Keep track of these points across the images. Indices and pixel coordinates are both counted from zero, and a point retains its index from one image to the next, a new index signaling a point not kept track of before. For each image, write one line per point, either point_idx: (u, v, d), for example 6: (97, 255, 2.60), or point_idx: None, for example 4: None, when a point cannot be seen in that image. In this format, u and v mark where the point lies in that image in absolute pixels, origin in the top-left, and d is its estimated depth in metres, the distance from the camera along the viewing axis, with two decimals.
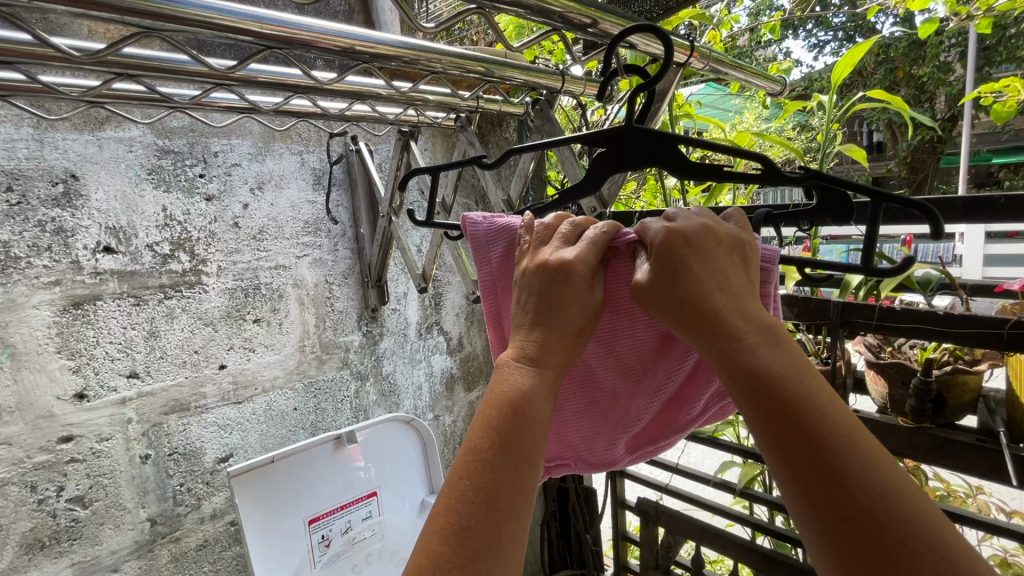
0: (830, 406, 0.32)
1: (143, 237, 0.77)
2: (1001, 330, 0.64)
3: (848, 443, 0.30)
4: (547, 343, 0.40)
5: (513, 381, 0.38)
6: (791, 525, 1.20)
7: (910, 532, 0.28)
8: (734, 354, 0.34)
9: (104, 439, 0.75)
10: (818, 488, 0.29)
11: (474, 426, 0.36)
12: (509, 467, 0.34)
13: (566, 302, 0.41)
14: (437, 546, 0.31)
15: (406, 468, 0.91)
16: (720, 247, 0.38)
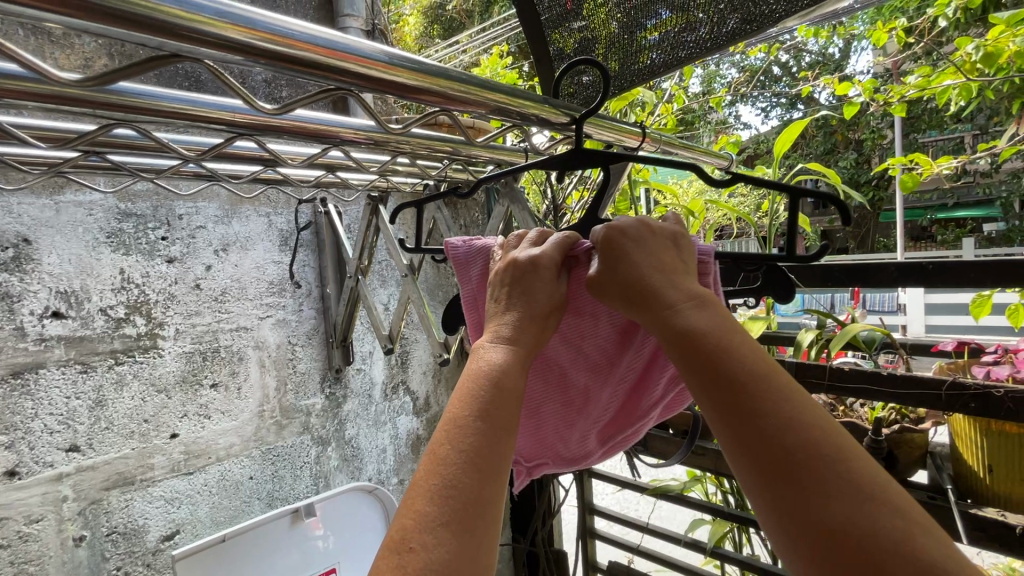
0: (758, 362, 0.32)
1: (97, 300, 0.75)
2: (938, 391, 0.68)
3: (774, 393, 0.31)
4: (520, 326, 0.42)
5: (487, 358, 0.39)
6: None
7: (824, 463, 0.28)
8: (670, 320, 0.36)
9: (33, 521, 0.69)
10: (743, 432, 0.30)
11: (449, 399, 0.36)
12: (481, 435, 0.34)
13: (532, 290, 0.43)
14: (418, 508, 0.31)
15: (369, 542, 0.86)
16: (653, 237, 0.41)
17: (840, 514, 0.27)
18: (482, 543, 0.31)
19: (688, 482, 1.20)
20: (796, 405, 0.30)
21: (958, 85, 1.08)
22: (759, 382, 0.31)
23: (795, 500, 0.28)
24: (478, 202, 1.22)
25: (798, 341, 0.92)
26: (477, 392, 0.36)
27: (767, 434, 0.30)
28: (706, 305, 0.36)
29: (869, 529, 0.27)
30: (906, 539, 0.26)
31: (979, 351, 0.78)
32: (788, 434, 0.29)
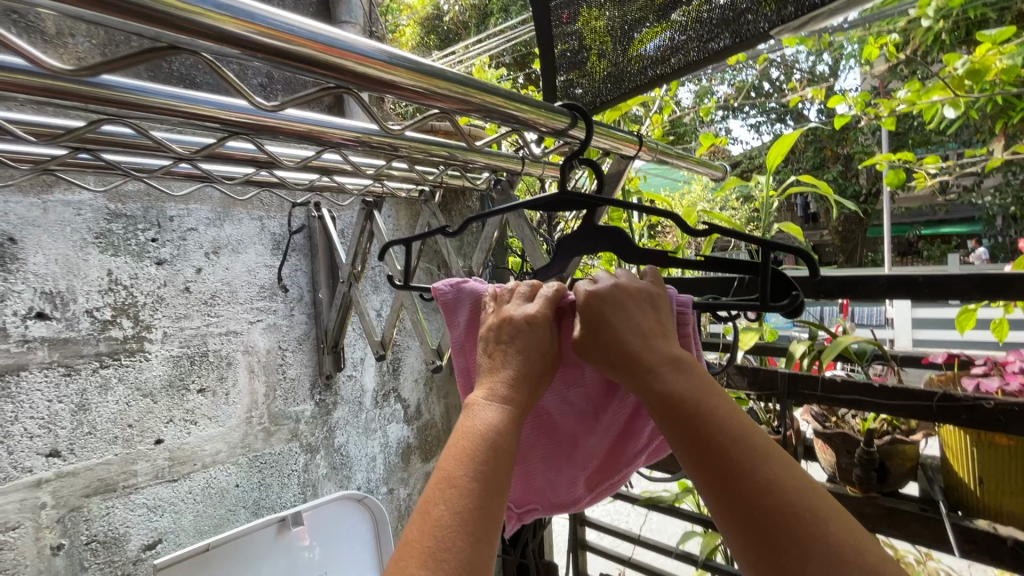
0: (735, 426, 0.36)
1: (83, 301, 0.73)
2: (930, 403, 0.69)
3: (753, 458, 0.34)
4: (512, 383, 0.42)
5: (482, 418, 0.39)
6: None
7: (803, 527, 0.31)
8: (654, 386, 0.39)
9: (10, 528, 0.67)
10: (729, 497, 0.33)
11: (444, 459, 0.37)
12: (477, 496, 0.35)
13: (526, 345, 0.44)
14: (416, 570, 0.31)
15: (358, 552, 0.84)
16: (631, 298, 0.44)
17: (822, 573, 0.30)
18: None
19: (680, 494, 1.19)
20: (774, 470, 0.33)
21: (947, 100, 1.10)
22: (740, 448, 0.34)
23: (781, 569, 0.31)
24: (472, 209, 1.23)
25: (791, 352, 0.92)
26: (471, 452, 0.37)
27: (750, 502, 0.33)
28: (687, 371, 0.39)
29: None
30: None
31: (968, 364, 0.78)
32: (772, 503, 0.32)
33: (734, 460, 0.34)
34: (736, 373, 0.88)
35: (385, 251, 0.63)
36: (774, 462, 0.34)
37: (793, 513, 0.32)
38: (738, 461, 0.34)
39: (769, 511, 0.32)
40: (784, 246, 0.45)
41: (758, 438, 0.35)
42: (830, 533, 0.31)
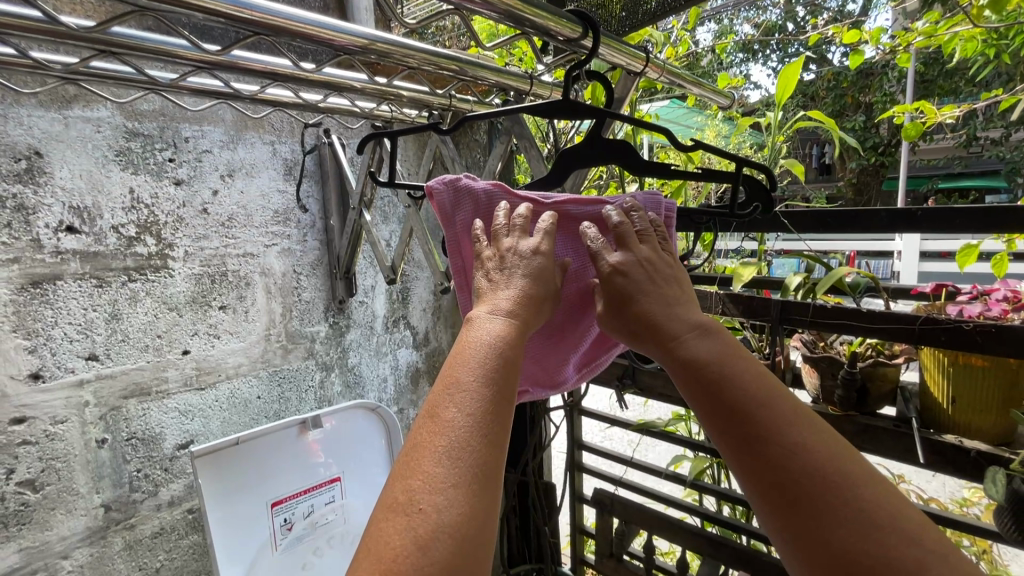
0: (759, 393, 0.39)
1: (108, 218, 0.77)
2: (912, 326, 0.72)
3: (779, 424, 0.38)
4: (518, 300, 0.45)
5: (489, 330, 0.42)
6: (737, 515, 1.27)
7: (828, 490, 0.35)
8: (681, 354, 0.42)
9: (59, 421, 0.74)
10: (754, 460, 0.37)
11: (457, 363, 0.40)
12: (498, 410, 0.38)
13: (530, 270, 0.48)
14: (433, 468, 0.34)
15: (371, 454, 0.90)
16: (655, 272, 0.48)
17: (849, 537, 0.33)
18: (489, 504, 0.34)
19: (674, 420, 1.26)
20: (799, 436, 0.37)
21: (966, 30, 1.05)
22: (768, 413, 0.38)
23: (804, 530, 0.35)
24: (480, 142, 1.23)
25: (785, 284, 0.96)
26: (480, 362, 0.39)
27: (781, 465, 0.36)
28: (715, 341, 0.43)
29: (881, 553, 0.33)
30: (919, 563, 0.32)
31: (954, 295, 0.82)
32: (804, 468, 0.36)
33: (765, 425, 0.38)
34: (731, 301, 0.92)
35: (360, 142, 0.65)
36: (805, 428, 0.37)
37: (828, 479, 0.35)
38: (763, 426, 0.38)
39: (803, 478, 0.35)
40: (754, 164, 0.58)
41: (787, 404, 0.39)
42: (865, 497, 0.35)
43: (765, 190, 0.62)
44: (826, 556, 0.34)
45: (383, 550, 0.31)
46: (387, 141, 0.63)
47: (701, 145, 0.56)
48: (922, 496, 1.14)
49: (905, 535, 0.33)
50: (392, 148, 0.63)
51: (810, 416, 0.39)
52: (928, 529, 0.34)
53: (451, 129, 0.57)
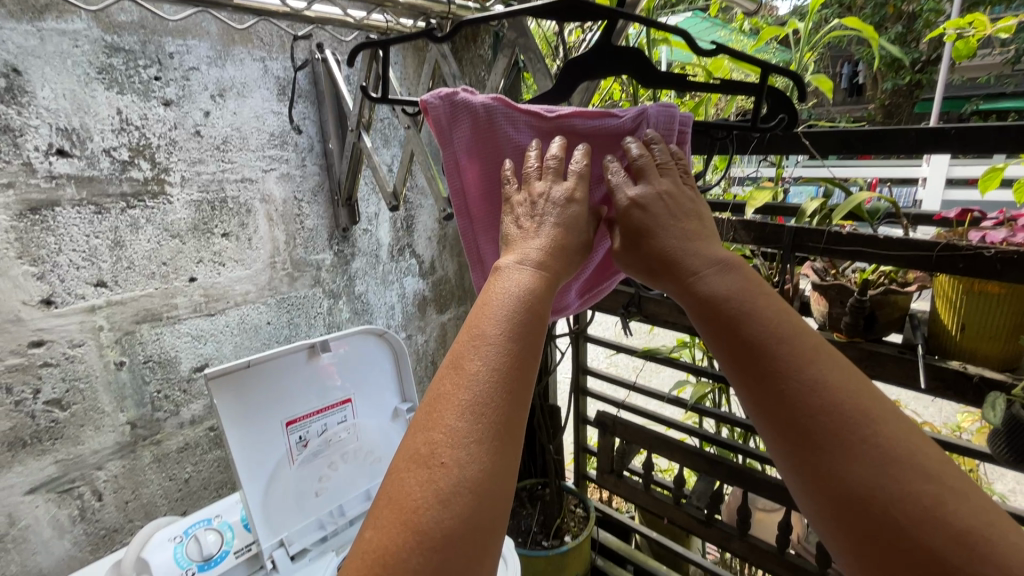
0: (779, 330, 0.40)
1: (99, 141, 0.74)
2: (931, 252, 0.70)
3: (798, 362, 0.38)
4: (549, 250, 0.44)
5: (516, 279, 0.41)
6: (735, 436, 1.32)
7: (845, 428, 0.36)
8: (699, 290, 0.43)
9: (76, 345, 0.76)
10: (772, 397, 0.38)
11: (479, 313, 0.39)
12: (518, 360, 0.38)
13: (563, 218, 0.46)
14: (455, 422, 0.35)
15: (379, 375, 0.93)
16: (675, 206, 0.47)
17: (864, 472, 0.35)
18: (508, 456, 0.36)
19: (678, 347, 1.28)
20: (816, 373, 0.38)
21: None
22: (788, 351, 0.39)
23: (818, 465, 0.36)
24: (484, 58, 1.16)
25: (801, 210, 0.92)
26: (506, 316, 0.39)
27: (799, 402, 0.37)
28: (735, 277, 0.43)
29: (893, 488, 0.34)
30: (936, 499, 0.33)
31: (979, 220, 0.78)
32: (822, 406, 0.37)
33: (783, 364, 0.38)
34: (743, 227, 0.89)
35: (352, 54, 0.60)
36: (826, 366, 0.38)
37: (847, 417, 0.36)
38: (781, 365, 0.38)
39: (821, 416, 0.36)
40: (781, 70, 0.53)
41: (805, 342, 0.39)
42: (884, 434, 0.35)
43: (790, 98, 0.58)
44: (840, 491, 0.35)
45: (404, 501, 0.33)
46: (380, 51, 0.58)
47: (720, 49, 0.51)
48: (918, 419, 1.17)
49: (922, 473, 0.34)
50: (386, 59, 0.58)
51: (830, 354, 0.39)
52: (949, 469, 0.35)
53: (448, 36, 0.53)
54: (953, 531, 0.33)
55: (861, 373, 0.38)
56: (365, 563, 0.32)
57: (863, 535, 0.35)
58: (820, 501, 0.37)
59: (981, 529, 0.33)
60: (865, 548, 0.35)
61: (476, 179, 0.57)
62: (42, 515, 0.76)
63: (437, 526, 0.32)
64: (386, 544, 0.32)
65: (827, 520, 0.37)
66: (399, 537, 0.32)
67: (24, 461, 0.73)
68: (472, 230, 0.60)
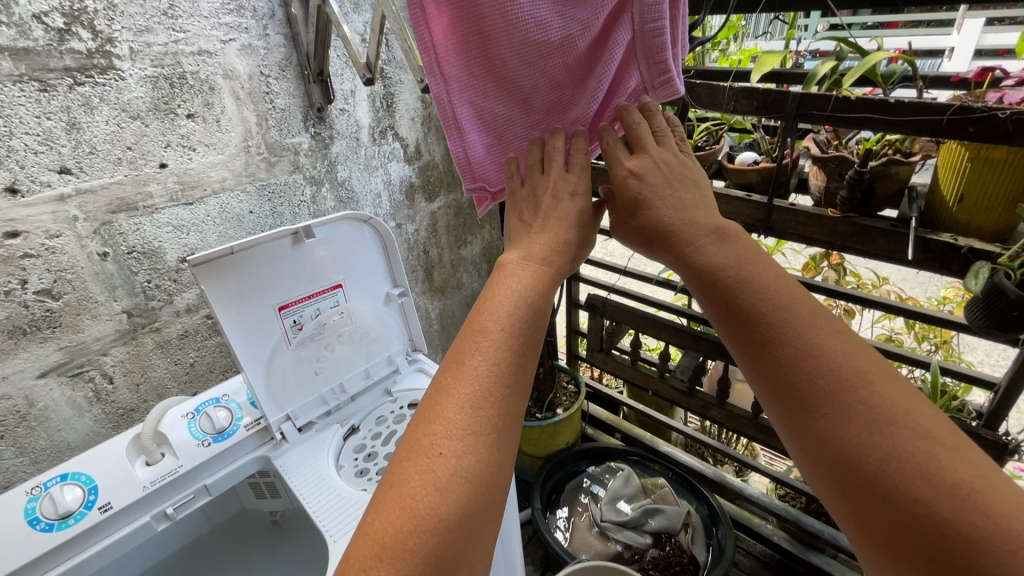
0: (774, 297, 0.41)
1: (26, 4, 0.65)
2: (942, 116, 0.66)
3: (792, 328, 0.40)
4: (551, 246, 0.49)
5: (517, 278, 0.45)
6: None
7: (842, 392, 0.38)
8: (696, 258, 0.45)
9: (53, 235, 0.74)
10: (769, 364, 0.40)
11: (484, 310, 0.43)
12: (517, 354, 0.42)
13: (562, 215, 0.51)
14: (455, 414, 0.38)
15: (368, 261, 0.92)
16: (671, 174, 0.49)
17: (860, 432, 0.36)
18: (505, 444, 0.39)
19: None
20: (813, 337, 0.39)
21: None
22: (786, 317, 0.40)
23: (817, 427, 0.38)
24: None
25: (810, 76, 0.85)
26: (507, 314, 0.43)
27: (797, 366, 0.39)
28: (732, 246, 0.45)
29: (890, 447, 0.36)
30: (933, 456, 0.35)
31: (999, 81, 0.72)
32: (818, 370, 0.38)
33: (780, 330, 0.40)
34: (744, 96, 0.83)
35: None
36: (823, 332, 0.40)
37: (842, 380, 0.38)
38: (777, 330, 0.40)
39: (817, 381, 0.38)
40: None
41: (801, 308, 0.41)
42: (879, 395, 0.37)
43: None
44: (840, 452, 0.37)
45: (405, 489, 0.37)
46: None
47: None
48: (901, 295, 1.20)
49: (916, 430, 0.36)
50: None
51: (825, 318, 0.41)
52: (943, 425, 0.37)
53: None
54: (948, 485, 0.34)
55: (857, 338, 0.40)
56: (368, 544, 0.36)
57: (858, 492, 0.37)
58: (817, 462, 0.39)
59: (978, 483, 0.34)
60: (862, 506, 0.37)
61: (446, 30, 0.52)
62: (58, 397, 0.80)
63: (435, 511, 0.36)
64: (388, 528, 0.36)
65: (824, 480, 0.39)
66: (400, 520, 0.35)
67: (29, 348, 0.75)
68: (447, 91, 0.55)
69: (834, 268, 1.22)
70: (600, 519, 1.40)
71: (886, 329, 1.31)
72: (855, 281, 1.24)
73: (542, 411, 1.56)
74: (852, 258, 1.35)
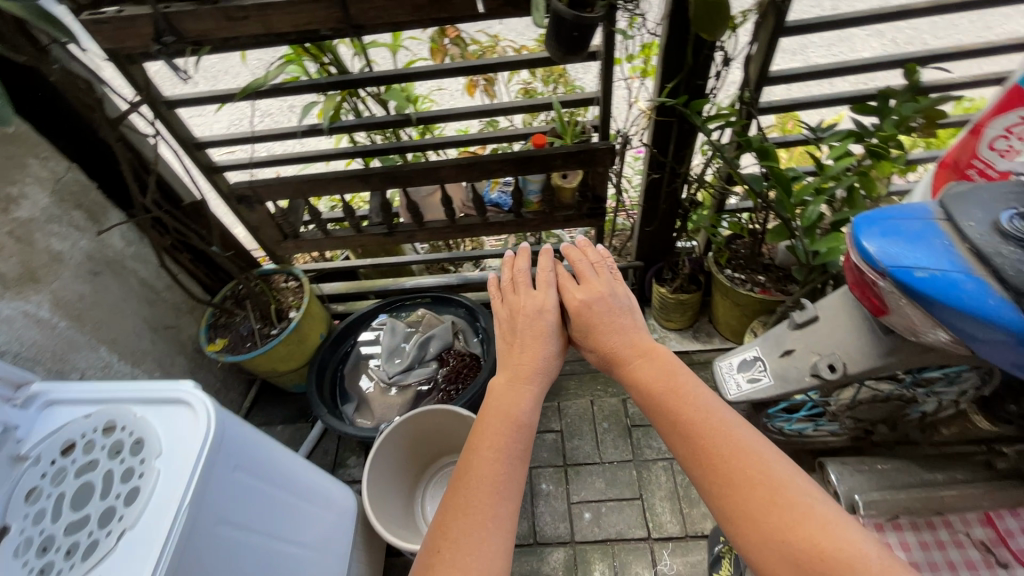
0: (693, 399, 0.61)
1: None
2: None
3: (700, 415, 0.59)
4: (534, 353, 0.74)
5: (507, 405, 0.66)
6: (387, 139, 1.32)
7: (741, 464, 0.54)
8: (636, 375, 0.68)
9: None
10: (682, 439, 0.58)
11: (483, 439, 0.62)
12: (501, 464, 0.60)
13: (538, 325, 0.77)
14: (455, 531, 0.55)
15: None
16: (607, 308, 0.77)
17: (757, 492, 0.51)
18: (490, 535, 0.55)
19: (281, 68, 1.06)
20: (717, 426, 0.57)
21: None
22: (699, 412, 0.59)
23: (723, 488, 0.53)
24: None
25: None
26: (501, 434, 0.62)
27: (710, 450, 0.56)
28: (662, 364, 0.67)
29: (778, 505, 0.50)
30: (812, 511, 0.49)
31: None
32: (726, 444, 0.55)
33: (690, 423, 0.59)
34: None
35: None
36: (727, 426, 0.57)
37: (748, 453, 0.54)
38: (692, 419, 0.59)
39: (726, 447, 0.55)
40: None
41: (712, 406, 0.60)
42: (776, 470, 0.53)
43: None
44: (741, 514, 0.51)
45: None
46: None
47: None
48: (516, 48, 1.26)
49: (803, 493, 0.51)
50: None
51: (734, 418, 0.58)
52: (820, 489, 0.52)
53: None
54: (821, 529, 0.48)
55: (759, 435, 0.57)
56: None
57: (767, 542, 0.49)
58: (733, 518, 0.52)
59: (842, 530, 0.48)
60: (770, 556, 0.49)
61: None
62: None
63: None
64: None
65: (740, 536, 0.51)
66: None
67: None
68: None
69: (457, 43, 1.19)
70: (390, 378, 1.44)
71: (521, 84, 1.42)
72: (477, 49, 1.25)
73: (275, 326, 1.39)
74: (464, 28, 1.35)
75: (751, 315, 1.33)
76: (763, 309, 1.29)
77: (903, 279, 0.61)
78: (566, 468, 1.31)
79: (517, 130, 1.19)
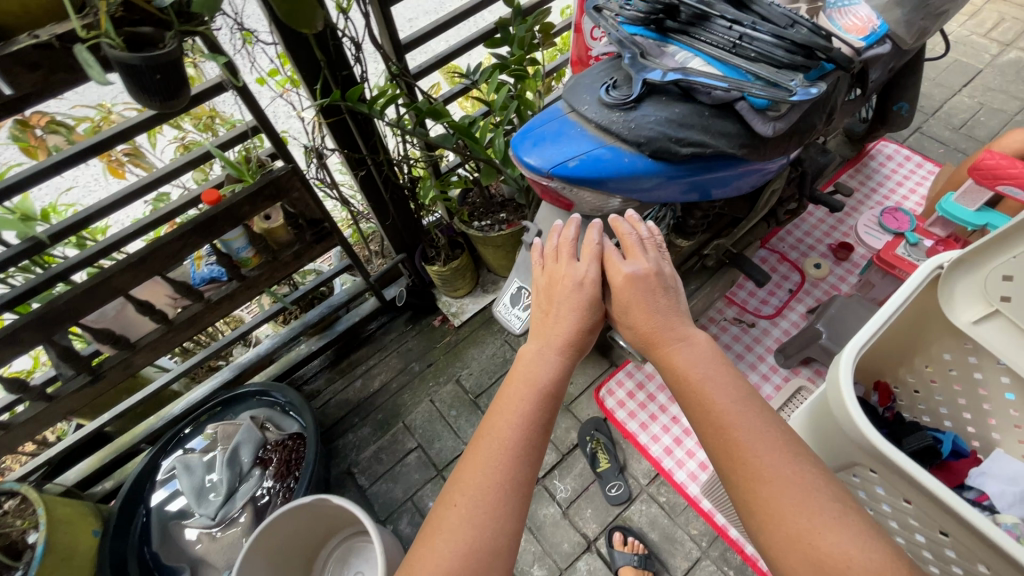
0: (735, 396, 0.55)
1: None
2: None
3: (742, 418, 0.53)
4: (572, 334, 0.66)
5: (532, 373, 0.62)
6: (32, 271, 1.02)
7: (773, 470, 0.49)
8: (676, 362, 0.60)
9: None
10: (717, 432, 0.54)
11: (507, 403, 0.60)
12: (518, 439, 0.56)
13: (579, 302, 0.68)
14: (470, 493, 0.53)
15: None
16: (648, 287, 0.66)
17: (785, 494, 0.48)
18: (501, 495, 0.53)
19: None
20: (753, 428, 0.52)
21: None
22: (746, 423, 0.53)
23: (751, 483, 0.50)
24: None
25: None
26: (521, 400, 0.59)
27: (747, 459, 0.51)
28: (703, 351, 0.60)
29: (803, 509, 0.47)
30: (834, 513, 0.46)
31: None
32: (764, 450, 0.51)
33: (728, 424, 0.53)
34: None
35: None
36: (765, 433, 0.52)
37: (783, 455, 0.50)
38: (736, 421, 0.53)
39: (765, 448, 0.51)
40: None
41: (755, 408, 0.54)
42: (809, 474, 0.49)
43: None
44: (767, 513, 0.48)
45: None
46: None
47: None
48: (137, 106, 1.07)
49: (832, 499, 0.47)
50: None
51: (779, 429, 0.53)
52: (842, 489, 0.49)
53: None
54: (839, 531, 0.45)
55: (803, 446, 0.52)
56: None
57: (786, 539, 0.47)
58: (759, 515, 0.49)
59: (860, 538, 0.45)
60: (789, 555, 0.46)
61: None
62: None
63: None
64: None
65: (762, 531, 0.49)
66: None
67: None
68: None
69: (52, 127, 0.94)
70: (212, 520, 1.21)
71: (177, 140, 1.22)
72: (88, 124, 1.02)
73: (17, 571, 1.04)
74: (55, 104, 1.08)
75: (513, 249, 1.44)
76: (516, 240, 1.41)
77: (565, 173, 0.71)
78: (441, 472, 1.31)
79: (194, 192, 1.03)
